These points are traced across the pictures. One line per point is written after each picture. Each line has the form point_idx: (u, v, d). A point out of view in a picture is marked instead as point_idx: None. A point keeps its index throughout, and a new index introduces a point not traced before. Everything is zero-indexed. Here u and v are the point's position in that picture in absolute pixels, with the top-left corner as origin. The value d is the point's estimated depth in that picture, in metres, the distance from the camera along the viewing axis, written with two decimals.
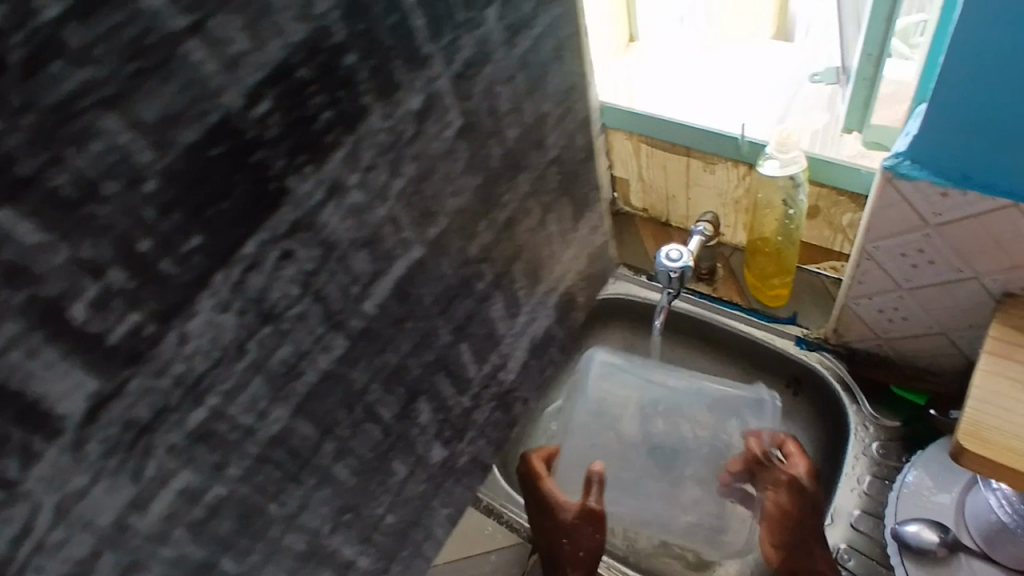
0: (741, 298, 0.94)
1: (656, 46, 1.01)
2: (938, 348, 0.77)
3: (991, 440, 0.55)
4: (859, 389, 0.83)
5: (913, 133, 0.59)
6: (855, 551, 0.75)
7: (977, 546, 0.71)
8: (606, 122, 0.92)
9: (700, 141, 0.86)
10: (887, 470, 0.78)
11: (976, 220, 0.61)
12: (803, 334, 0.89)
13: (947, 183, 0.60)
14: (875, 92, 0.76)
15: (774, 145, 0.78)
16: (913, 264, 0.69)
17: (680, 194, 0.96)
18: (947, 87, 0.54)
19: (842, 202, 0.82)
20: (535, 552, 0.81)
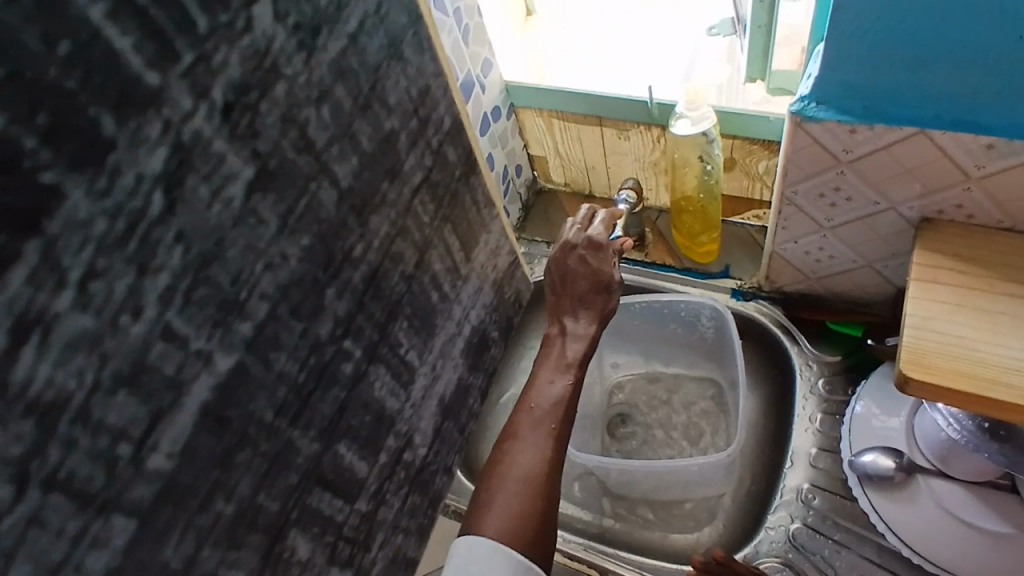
0: (673, 259, 0.94)
1: (555, 15, 0.99)
2: (867, 281, 0.78)
3: (929, 364, 0.56)
4: (798, 330, 0.85)
5: (814, 75, 0.59)
6: (818, 489, 0.77)
7: (933, 465, 0.71)
8: (515, 102, 0.90)
9: (609, 110, 0.85)
10: (836, 406, 0.81)
11: (885, 151, 0.62)
12: (738, 286, 0.90)
13: (855, 120, 0.60)
14: (772, 37, 0.76)
15: (683, 103, 0.77)
16: (831, 203, 0.70)
17: (600, 164, 0.95)
18: (841, 23, 0.54)
19: (756, 151, 0.82)
20: None
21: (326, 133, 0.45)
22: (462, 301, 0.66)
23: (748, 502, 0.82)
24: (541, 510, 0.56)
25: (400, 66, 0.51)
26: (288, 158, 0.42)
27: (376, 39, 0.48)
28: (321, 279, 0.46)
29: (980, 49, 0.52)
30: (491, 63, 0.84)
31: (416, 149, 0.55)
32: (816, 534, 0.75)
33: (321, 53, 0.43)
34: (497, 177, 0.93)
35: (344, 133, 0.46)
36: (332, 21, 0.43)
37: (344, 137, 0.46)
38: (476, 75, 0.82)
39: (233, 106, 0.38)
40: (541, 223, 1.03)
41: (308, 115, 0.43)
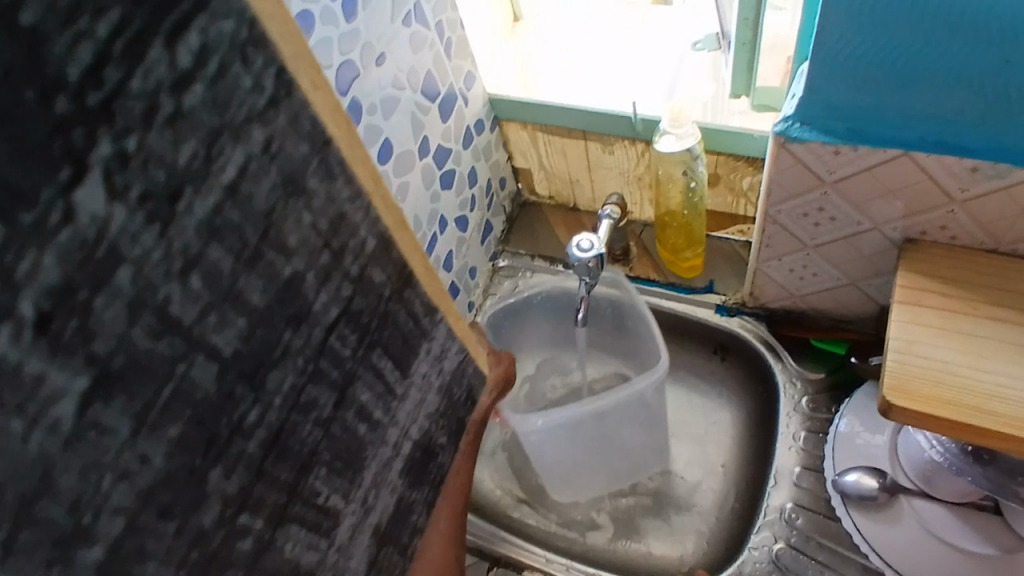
0: (658, 274, 0.94)
1: (542, 24, 0.98)
2: (851, 299, 0.78)
3: (911, 390, 0.56)
4: (782, 347, 0.85)
5: (798, 96, 0.59)
6: (802, 508, 0.76)
7: (916, 486, 0.72)
8: (499, 114, 0.89)
9: (594, 124, 0.84)
10: (820, 424, 0.80)
11: (869, 172, 0.61)
12: (722, 301, 0.89)
13: (838, 140, 0.59)
14: (756, 54, 0.76)
15: (665, 121, 0.76)
16: (815, 222, 0.70)
17: (584, 177, 0.95)
18: (825, 46, 0.53)
19: (740, 167, 0.82)
20: (494, 567, 0.80)
21: (196, 303, 0.33)
22: (400, 420, 0.52)
23: (731, 519, 0.84)
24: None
25: (303, 203, 0.37)
26: (137, 343, 0.31)
27: (267, 183, 0.35)
28: (197, 466, 0.35)
29: (963, 73, 0.51)
30: (473, 76, 0.83)
31: (326, 286, 0.41)
32: (800, 555, 0.74)
33: (185, 217, 0.31)
34: (480, 190, 0.92)
35: (221, 290, 0.34)
36: (201, 183, 0.31)
37: (224, 298, 0.34)
38: (459, 88, 0.81)
39: (62, 305, 0.27)
40: (525, 236, 1.02)
41: (168, 292, 0.31)
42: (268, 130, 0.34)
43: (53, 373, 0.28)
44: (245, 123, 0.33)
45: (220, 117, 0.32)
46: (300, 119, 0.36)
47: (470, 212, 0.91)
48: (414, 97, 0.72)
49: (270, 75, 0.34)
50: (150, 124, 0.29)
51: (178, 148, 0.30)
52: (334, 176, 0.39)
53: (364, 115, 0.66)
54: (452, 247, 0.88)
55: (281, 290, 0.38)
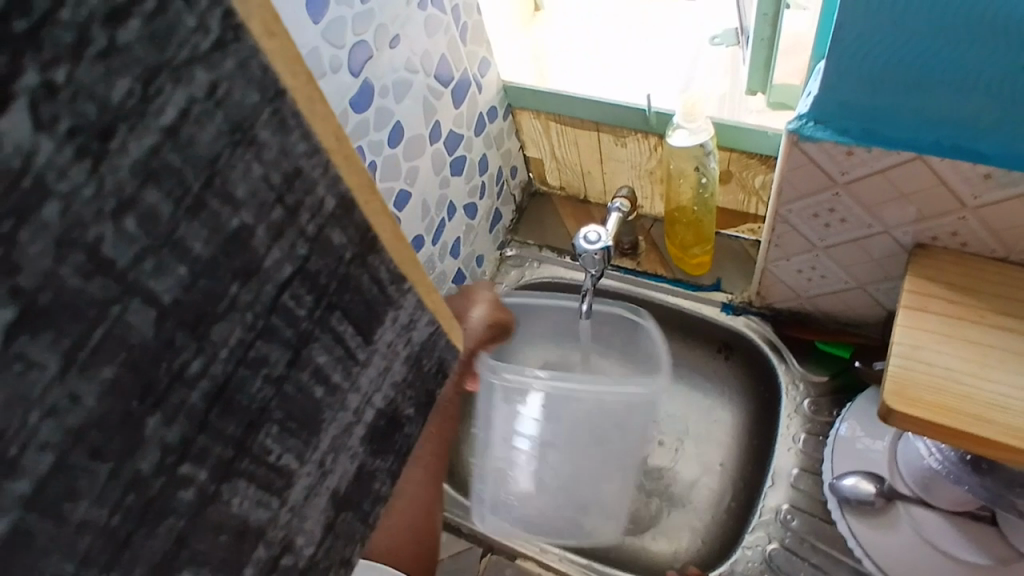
0: (665, 270, 0.93)
1: (561, 15, 0.97)
2: (858, 303, 0.77)
3: (912, 396, 0.55)
4: (786, 348, 0.84)
5: (813, 94, 0.58)
6: (798, 510, 0.76)
7: (914, 493, 0.71)
8: (513, 102, 0.89)
9: (608, 115, 0.84)
10: (820, 426, 0.80)
11: (881, 175, 0.61)
12: (728, 299, 0.89)
13: (852, 141, 0.59)
14: (774, 52, 0.75)
15: (680, 115, 0.76)
16: (825, 223, 0.69)
17: (595, 169, 0.94)
18: (842, 44, 0.52)
19: (753, 165, 0.81)
20: (487, 553, 0.82)
21: (129, 246, 0.22)
22: (362, 387, 0.37)
23: (724, 516, 0.84)
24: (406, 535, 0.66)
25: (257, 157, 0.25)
26: (67, 285, 0.21)
27: (215, 132, 0.23)
28: (131, 413, 0.25)
29: (980, 78, 0.51)
30: (488, 62, 0.82)
31: (278, 244, 0.28)
32: (793, 556, 0.74)
33: (121, 157, 0.21)
34: (491, 178, 0.92)
35: (162, 237, 0.23)
36: (137, 120, 0.21)
37: (160, 246, 0.23)
38: (473, 74, 0.80)
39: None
40: (534, 226, 1.01)
41: (98, 235, 0.22)
42: (213, 72, 0.23)
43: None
44: (184, 62, 0.22)
45: (158, 52, 0.21)
46: (246, 62, 0.24)
47: (480, 199, 0.91)
48: (428, 81, 0.72)
49: (216, 7, 0.22)
50: (85, 58, 0.19)
51: (111, 83, 0.20)
52: (288, 128, 0.26)
53: (376, 97, 0.65)
54: (460, 234, 0.88)
55: (221, 246, 0.25)
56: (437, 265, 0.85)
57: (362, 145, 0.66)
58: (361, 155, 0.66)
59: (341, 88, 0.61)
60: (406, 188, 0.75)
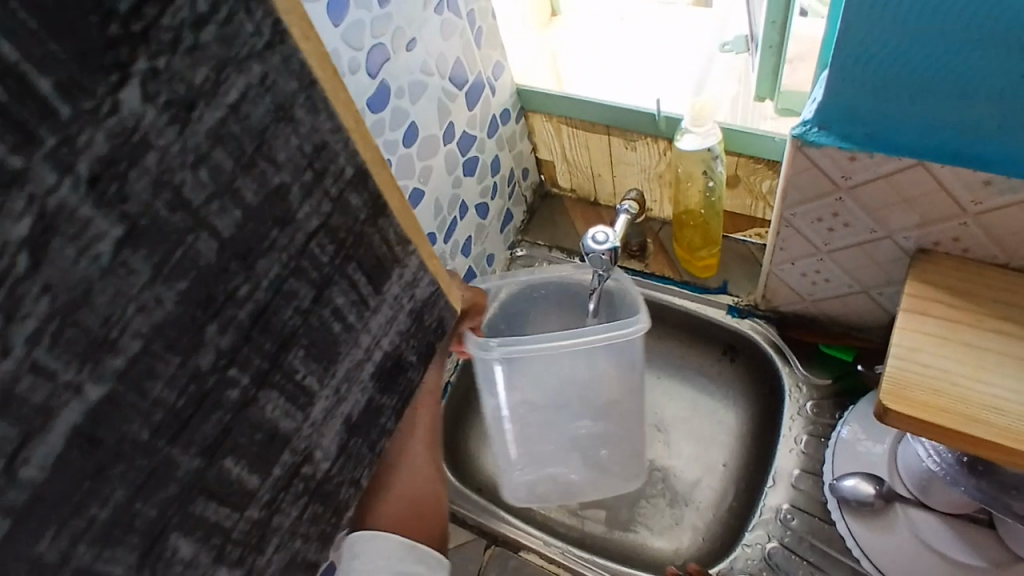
0: (672, 272, 0.95)
1: (575, 21, 0.99)
2: (861, 307, 0.79)
3: (908, 396, 0.57)
4: (791, 351, 0.85)
5: (817, 100, 0.59)
6: (797, 510, 0.77)
7: (913, 495, 0.72)
8: (526, 105, 0.91)
9: (618, 119, 0.85)
10: (822, 428, 0.81)
11: (883, 180, 0.62)
12: (734, 302, 0.90)
13: (855, 147, 0.60)
14: (782, 58, 0.76)
15: (689, 119, 0.77)
16: (828, 227, 0.70)
17: (605, 172, 0.96)
18: (845, 52, 0.54)
19: (760, 170, 0.83)
20: (492, 544, 0.84)
21: (202, 191, 0.31)
22: (372, 330, 0.45)
23: (725, 516, 0.86)
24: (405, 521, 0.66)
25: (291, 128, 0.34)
26: (147, 218, 0.29)
27: (262, 108, 0.32)
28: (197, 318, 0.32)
29: (980, 86, 0.52)
30: (503, 65, 0.84)
31: (308, 201, 0.37)
32: (792, 555, 0.75)
33: (198, 123, 0.29)
34: (503, 179, 0.94)
35: (223, 183, 0.32)
36: (210, 98, 0.29)
37: (219, 195, 0.31)
38: (487, 77, 0.82)
39: (104, 175, 0.27)
40: (545, 227, 1.03)
41: (183, 177, 0.30)
42: (264, 67, 0.32)
43: (92, 236, 0.27)
44: (246, 59, 0.31)
45: (228, 50, 0.30)
46: (290, 61, 0.33)
47: (492, 199, 0.93)
48: (442, 83, 0.75)
49: (269, 19, 0.31)
50: (174, 53, 0.28)
51: (195, 71, 0.29)
52: (318, 111, 0.35)
53: (392, 97, 0.68)
54: (471, 233, 0.90)
55: (268, 198, 0.34)
56: (448, 263, 0.87)
57: (377, 144, 0.68)
58: None
59: (360, 89, 0.63)
60: (420, 186, 0.77)
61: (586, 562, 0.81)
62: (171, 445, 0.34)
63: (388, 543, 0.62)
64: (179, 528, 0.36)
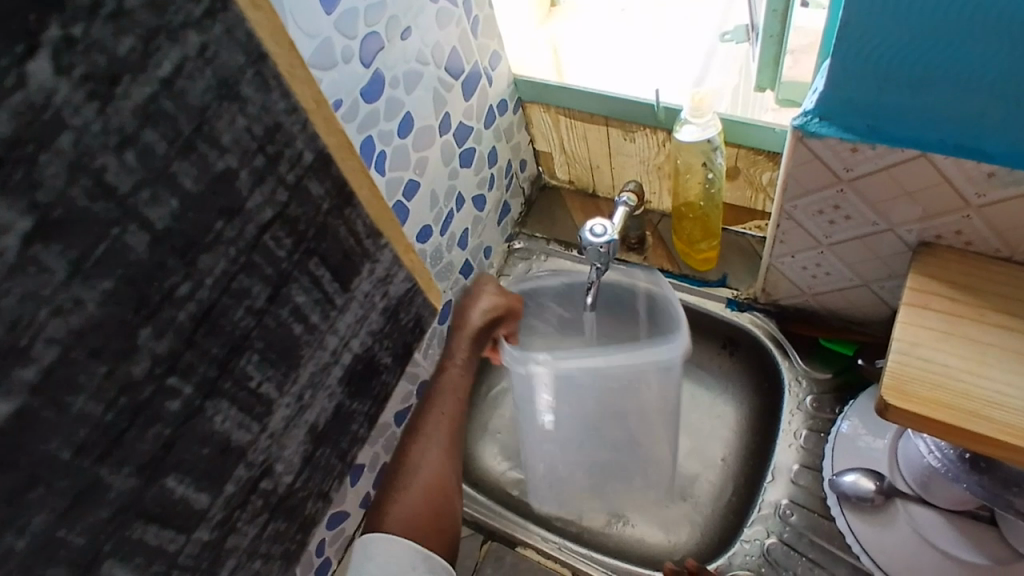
0: (671, 265, 0.94)
1: (574, 12, 0.98)
2: (862, 300, 0.78)
3: (910, 391, 0.56)
4: (790, 345, 0.85)
5: (819, 90, 0.58)
6: (796, 505, 0.77)
7: (913, 490, 0.72)
8: (523, 96, 0.90)
9: (617, 110, 0.84)
10: (822, 423, 0.80)
11: (885, 172, 0.61)
12: (733, 296, 0.89)
13: (857, 138, 0.59)
14: (784, 47, 0.74)
15: (688, 110, 0.76)
16: (830, 220, 0.69)
17: (604, 164, 0.95)
18: (848, 41, 0.53)
19: (761, 161, 0.81)
20: (489, 539, 0.83)
21: (130, 175, 0.31)
22: (340, 330, 0.50)
23: (723, 510, 0.85)
24: (426, 522, 0.67)
25: (235, 104, 0.35)
26: (75, 201, 0.29)
27: (201, 83, 0.33)
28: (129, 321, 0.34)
29: (983, 77, 0.51)
30: (499, 55, 0.83)
31: (260, 187, 0.38)
32: (791, 551, 0.75)
33: (121, 100, 0.30)
34: (500, 170, 0.92)
35: (153, 168, 0.32)
36: (137, 72, 0.30)
37: (152, 179, 0.32)
38: (483, 67, 0.81)
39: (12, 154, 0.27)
40: (543, 220, 1.02)
41: (104, 160, 0.30)
42: (203, 37, 0.32)
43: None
44: (179, 28, 0.31)
45: (158, 17, 0.30)
46: (233, 31, 0.33)
47: (489, 191, 0.92)
48: (438, 73, 0.73)
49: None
50: (93, 18, 0.28)
51: (118, 39, 0.29)
52: (269, 87, 0.36)
53: (386, 88, 0.66)
54: (468, 226, 0.89)
55: (213, 182, 0.35)
56: (445, 256, 0.86)
57: (371, 135, 0.67)
58: (371, 144, 0.67)
59: (353, 78, 0.62)
60: (415, 178, 0.75)
61: (584, 558, 0.80)
62: (107, 456, 0.36)
63: (401, 549, 0.64)
64: (144, 513, 0.40)
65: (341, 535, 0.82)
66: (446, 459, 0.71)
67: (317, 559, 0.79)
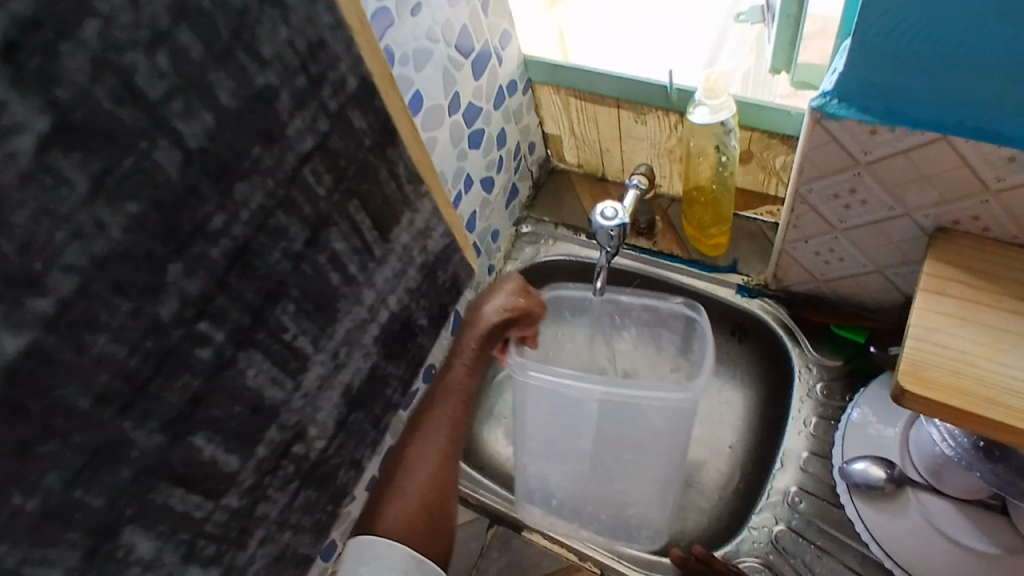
0: (681, 250, 0.93)
1: None
2: (876, 287, 0.77)
3: (928, 378, 0.55)
4: (801, 332, 0.84)
5: (838, 70, 0.57)
6: (805, 493, 0.76)
7: (924, 479, 0.71)
8: (533, 77, 0.88)
9: (628, 91, 0.83)
10: (832, 411, 0.80)
11: (905, 155, 0.60)
12: (744, 282, 0.88)
13: (876, 120, 0.58)
14: (801, 29, 0.73)
15: (702, 91, 0.75)
16: (846, 205, 0.68)
17: (614, 147, 0.94)
18: (866, 20, 0.51)
19: (775, 145, 0.80)
20: (494, 525, 0.84)
21: (161, 82, 0.34)
22: (377, 285, 0.58)
23: (731, 498, 0.85)
24: (423, 525, 0.66)
25: (278, 14, 0.39)
26: (101, 103, 0.32)
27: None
28: (155, 251, 0.37)
29: (1005, 58, 0.50)
30: (509, 35, 0.82)
31: (300, 112, 0.43)
32: (800, 538, 0.74)
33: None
34: (509, 153, 0.91)
35: (184, 75, 0.35)
36: None
37: (181, 87, 0.35)
38: (493, 46, 0.80)
39: (27, 40, 0.28)
40: (551, 203, 1.01)
41: (132, 59, 0.32)
42: None
43: (11, 122, 0.29)
44: None
45: None
46: None
47: (497, 173, 0.90)
48: (448, 51, 0.72)
49: None
50: None
51: None
52: (318, 3, 0.42)
53: (396, 65, 0.65)
54: (476, 208, 0.88)
55: (252, 98, 0.40)
56: None
57: None
58: None
59: None
60: None
61: (590, 543, 0.79)
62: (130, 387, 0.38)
63: (393, 551, 0.62)
64: (151, 480, 0.42)
65: (347, 519, 0.82)
66: (440, 463, 0.68)
67: (322, 542, 0.79)
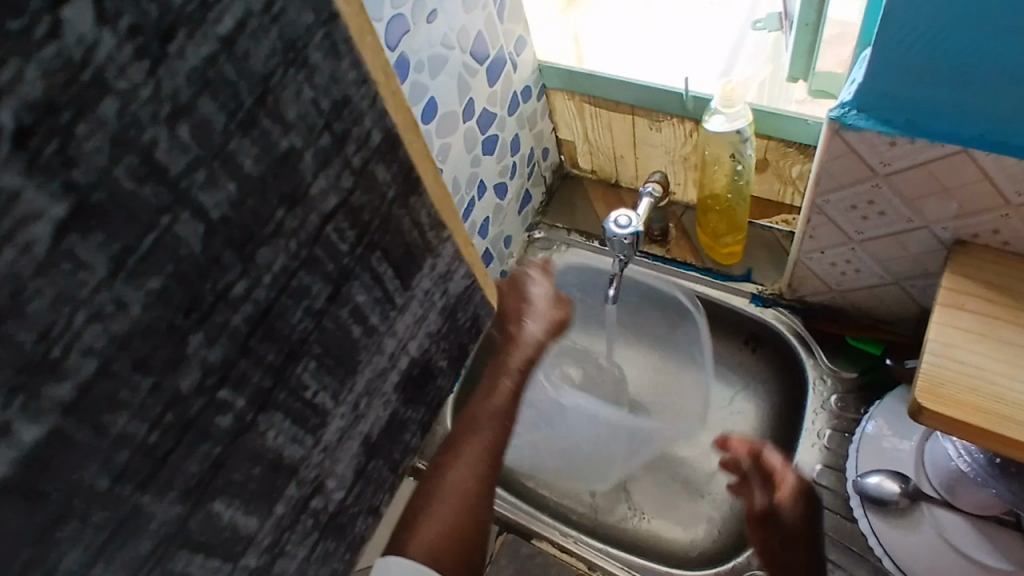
0: (694, 258, 0.92)
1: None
2: (892, 299, 0.76)
3: (946, 396, 0.54)
4: (815, 342, 0.83)
5: (858, 80, 0.56)
6: (818, 506, 0.75)
7: (938, 494, 0.69)
8: (548, 83, 0.88)
9: (644, 98, 0.82)
10: (846, 423, 0.79)
11: (923, 167, 0.59)
12: (758, 291, 0.87)
13: (895, 131, 0.57)
14: (819, 37, 0.72)
15: (719, 100, 0.74)
16: (862, 216, 0.67)
17: (628, 154, 0.93)
18: (891, 30, 0.51)
19: (791, 154, 0.79)
20: (503, 532, 0.82)
21: (184, 154, 0.27)
22: (400, 333, 0.46)
23: (741, 509, 0.84)
24: (459, 550, 0.64)
25: (305, 73, 0.31)
26: (119, 186, 0.25)
27: (265, 43, 0.29)
28: (176, 327, 0.29)
29: None
30: (525, 41, 0.81)
31: (324, 172, 0.34)
32: None
33: (175, 62, 0.25)
34: (523, 158, 0.91)
35: (205, 146, 0.28)
36: (194, 27, 0.26)
37: (209, 160, 0.28)
38: (509, 52, 0.80)
39: (29, 131, 0.22)
40: (564, 209, 1.01)
41: (151, 137, 0.26)
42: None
43: (26, 213, 0.23)
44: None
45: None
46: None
47: (511, 179, 0.90)
48: (463, 57, 0.72)
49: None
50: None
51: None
52: (339, 53, 0.32)
53: (411, 72, 0.65)
54: (489, 214, 0.88)
55: (275, 164, 0.31)
56: (465, 245, 0.85)
57: None
58: None
59: None
60: (437, 165, 0.74)
61: (599, 553, 0.79)
62: (141, 490, 0.31)
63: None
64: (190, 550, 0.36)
65: None
66: (470, 494, 0.65)
67: None
